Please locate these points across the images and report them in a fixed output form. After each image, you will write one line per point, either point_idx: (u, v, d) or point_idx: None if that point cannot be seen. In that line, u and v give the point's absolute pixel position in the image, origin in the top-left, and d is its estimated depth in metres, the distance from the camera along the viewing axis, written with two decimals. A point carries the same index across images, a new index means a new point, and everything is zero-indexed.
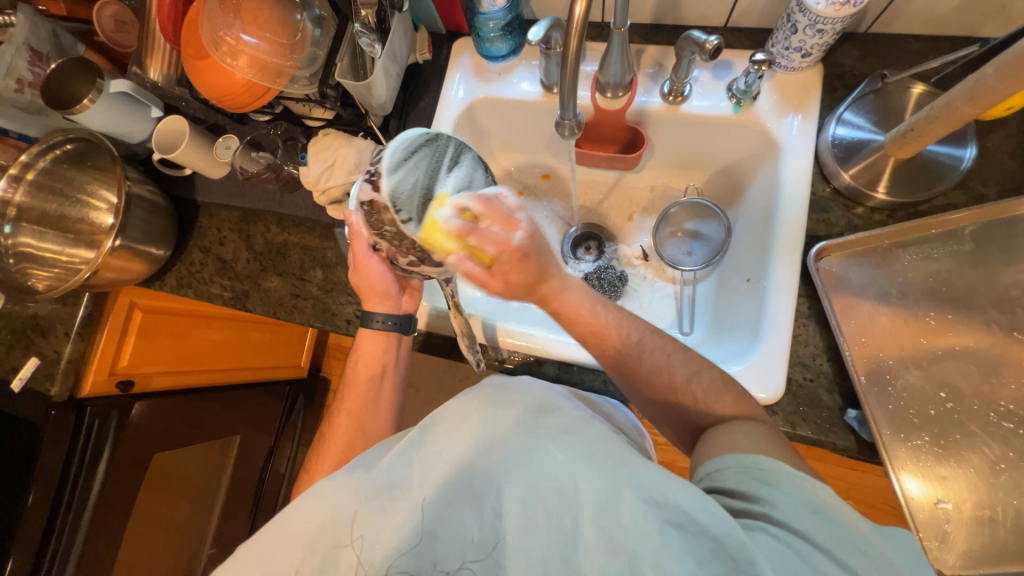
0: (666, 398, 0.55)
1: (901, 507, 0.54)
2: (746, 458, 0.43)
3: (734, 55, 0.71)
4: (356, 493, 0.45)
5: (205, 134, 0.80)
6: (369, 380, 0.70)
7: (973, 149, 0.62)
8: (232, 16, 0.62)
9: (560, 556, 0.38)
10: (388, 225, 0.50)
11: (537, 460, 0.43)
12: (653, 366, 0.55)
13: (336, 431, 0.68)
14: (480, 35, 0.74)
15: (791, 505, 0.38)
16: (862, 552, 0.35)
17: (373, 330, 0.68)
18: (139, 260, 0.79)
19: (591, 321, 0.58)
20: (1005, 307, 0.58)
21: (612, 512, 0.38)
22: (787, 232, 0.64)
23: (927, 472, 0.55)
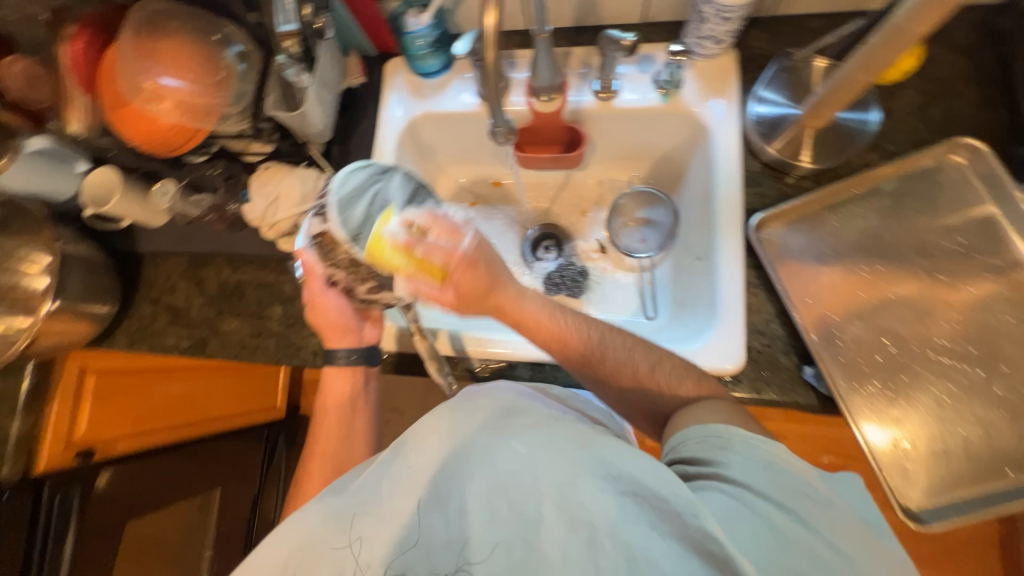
0: (633, 391, 0.57)
1: (865, 455, 0.58)
2: (706, 427, 0.48)
3: (656, 48, 0.74)
4: (333, 513, 0.46)
5: (138, 181, 0.76)
6: (340, 417, 0.70)
7: (877, 113, 0.67)
8: (149, 59, 0.61)
9: (523, 542, 0.41)
10: (341, 253, 0.50)
11: (500, 456, 0.45)
12: (611, 363, 0.57)
13: (311, 475, 0.67)
14: (410, 54, 0.75)
15: (741, 463, 0.44)
16: (803, 494, 0.41)
17: (338, 366, 0.69)
18: (83, 320, 0.75)
19: (551, 327, 0.58)
20: (926, 252, 0.63)
21: (571, 494, 0.41)
22: (726, 209, 0.67)
23: (883, 416, 0.59)
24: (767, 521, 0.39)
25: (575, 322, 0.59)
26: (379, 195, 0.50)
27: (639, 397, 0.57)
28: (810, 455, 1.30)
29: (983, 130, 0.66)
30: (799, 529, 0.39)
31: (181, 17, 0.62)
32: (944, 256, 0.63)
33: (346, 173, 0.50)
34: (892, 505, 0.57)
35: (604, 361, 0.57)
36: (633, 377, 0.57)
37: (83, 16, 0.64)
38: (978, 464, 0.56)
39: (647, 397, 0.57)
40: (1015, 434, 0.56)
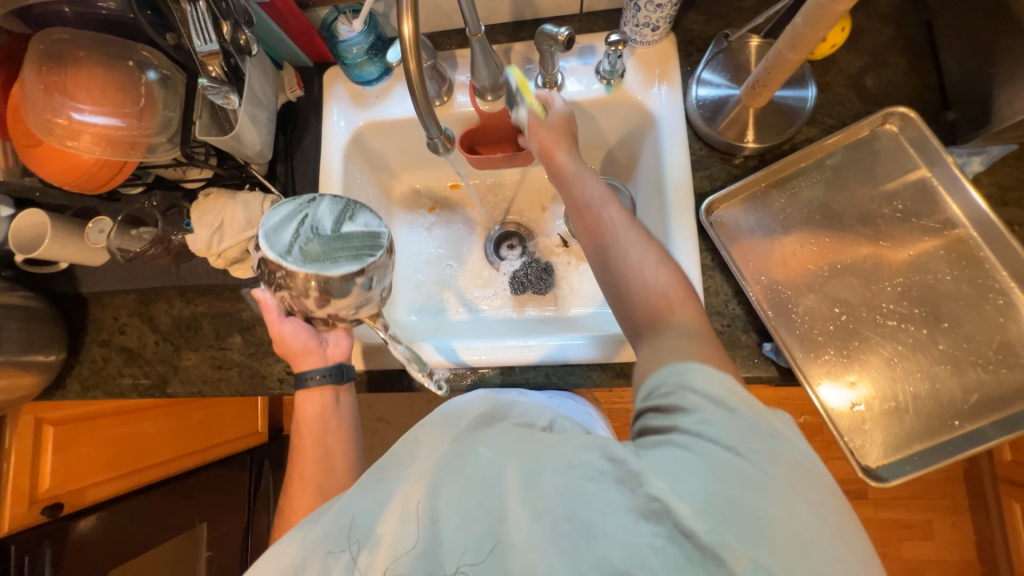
0: (630, 283, 0.53)
1: (822, 414, 0.60)
2: (676, 364, 0.45)
3: (595, 38, 0.74)
4: (303, 542, 0.45)
5: (71, 221, 0.72)
6: (315, 442, 0.63)
7: (814, 88, 0.68)
8: (59, 94, 0.56)
9: (492, 538, 0.40)
10: (277, 272, 0.53)
11: (467, 461, 0.44)
12: (623, 245, 0.55)
13: (294, 510, 0.61)
14: (346, 63, 0.72)
15: (701, 413, 0.41)
16: (755, 437, 0.39)
17: (311, 389, 0.64)
18: (27, 373, 0.71)
19: (590, 199, 0.59)
20: (868, 221, 0.65)
21: (535, 485, 0.41)
22: (677, 194, 0.68)
23: (836, 377, 0.61)
24: (710, 469, 0.37)
25: (603, 203, 0.58)
26: (308, 219, 0.55)
27: (626, 276, 0.53)
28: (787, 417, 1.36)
29: (913, 97, 0.68)
30: (738, 465, 0.37)
31: (88, 46, 0.58)
32: (884, 222, 0.65)
33: (277, 208, 0.56)
34: (853, 466, 0.59)
35: (619, 242, 0.55)
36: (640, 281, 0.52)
37: None
38: (929, 419, 0.59)
39: (642, 299, 0.52)
40: (960, 386, 0.59)
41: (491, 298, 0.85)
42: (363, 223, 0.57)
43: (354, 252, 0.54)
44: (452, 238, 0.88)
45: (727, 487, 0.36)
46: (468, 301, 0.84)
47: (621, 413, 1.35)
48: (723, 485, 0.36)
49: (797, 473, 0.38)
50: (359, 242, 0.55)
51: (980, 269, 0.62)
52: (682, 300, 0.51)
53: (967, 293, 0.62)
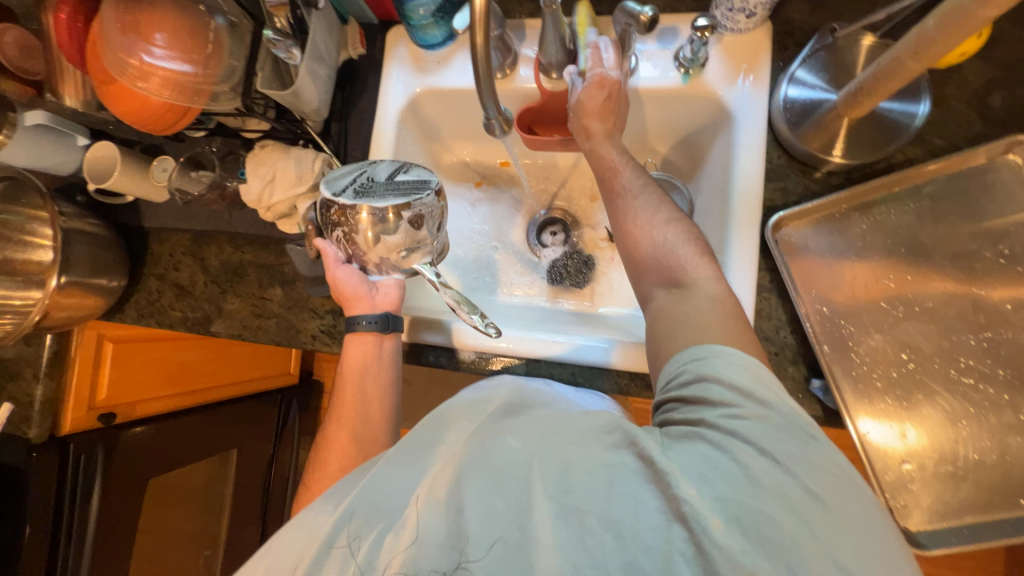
0: (640, 241, 0.57)
1: (859, 450, 0.56)
2: (706, 345, 0.46)
3: (679, 20, 0.67)
4: (330, 516, 0.45)
5: (138, 157, 0.76)
6: (356, 388, 0.66)
7: (928, 103, 0.59)
8: (132, 33, 0.57)
9: (517, 530, 0.39)
10: (335, 208, 0.58)
11: (493, 450, 0.43)
12: (634, 207, 0.59)
13: (329, 447, 0.64)
14: (412, 24, 0.69)
15: (726, 407, 0.41)
16: (788, 436, 0.38)
17: (359, 334, 0.66)
18: (92, 296, 0.77)
19: (615, 165, 0.62)
20: (962, 262, 0.58)
21: (563, 482, 0.40)
22: (743, 204, 0.62)
23: (881, 412, 0.56)
24: (744, 471, 0.37)
25: (620, 167, 0.62)
26: (366, 174, 0.61)
27: (641, 241, 0.57)
28: None
29: None
30: (778, 475, 0.36)
31: None
32: (982, 267, 0.57)
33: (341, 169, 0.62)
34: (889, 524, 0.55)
35: (629, 205, 0.59)
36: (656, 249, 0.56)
37: None
38: (989, 490, 0.53)
39: (650, 254, 0.56)
40: None
41: (527, 286, 0.83)
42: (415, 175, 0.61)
43: (402, 189, 0.58)
44: (494, 217, 0.86)
45: (759, 492, 0.36)
46: (502, 285, 0.83)
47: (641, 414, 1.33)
48: (752, 488, 0.36)
49: (832, 485, 0.37)
50: (408, 185, 0.59)
51: None
52: (698, 260, 0.54)
53: None
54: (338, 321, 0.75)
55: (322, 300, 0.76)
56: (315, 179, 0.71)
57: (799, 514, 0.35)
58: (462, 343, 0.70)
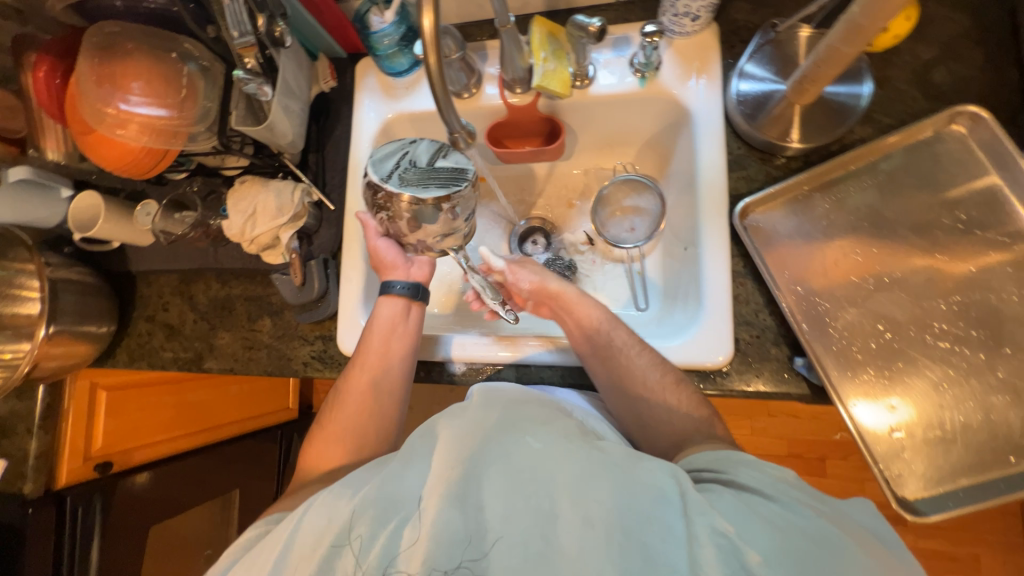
0: (653, 407, 0.60)
1: (854, 435, 0.56)
2: (721, 453, 0.49)
3: (630, 29, 0.70)
4: (349, 504, 0.45)
5: (121, 203, 0.77)
6: (382, 345, 0.66)
7: (871, 84, 0.62)
8: (108, 84, 0.60)
9: (541, 536, 0.40)
10: (382, 195, 0.55)
11: (516, 452, 0.45)
12: (637, 367, 0.62)
13: (350, 391, 0.66)
14: (378, 54, 0.72)
15: (754, 474, 0.45)
16: (817, 504, 0.41)
17: (392, 296, 0.68)
18: (82, 343, 0.77)
19: (597, 326, 0.65)
20: (924, 231, 0.60)
21: (590, 494, 0.41)
22: (709, 194, 0.65)
23: (872, 393, 0.57)
24: (771, 520, 0.39)
25: (613, 326, 0.65)
26: (410, 154, 0.56)
27: (630, 386, 0.61)
28: (822, 433, 1.29)
29: (987, 95, 0.61)
30: (806, 523, 0.39)
31: (135, 39, 0.61)
32: (943, 234, 0.59)
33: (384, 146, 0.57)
34: (887, 496, 0.55)
35: (632, 363, 0.62)
36: (641, 395, 0.61)
37: (43, 44, 0.64)
38: (979, 452, 0.54)
39: (666, 421, 0.59)
40: (1019, 419, 0.54)
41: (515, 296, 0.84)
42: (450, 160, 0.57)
43: (445, 179, 0.54)
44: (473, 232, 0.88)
45: (793, 538, 0.38)
46: None
47: None
48: (783, 533, 0.38)
49: (859, 535, 0.40)
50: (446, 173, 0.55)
51: None
52: (663, 388, 0.60)
53: None
54: (329, 345, 0.76)
55: (310, 326, 0.77)
56: (296, 209, 0.73)
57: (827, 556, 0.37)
58: (453, 357, 0.70)
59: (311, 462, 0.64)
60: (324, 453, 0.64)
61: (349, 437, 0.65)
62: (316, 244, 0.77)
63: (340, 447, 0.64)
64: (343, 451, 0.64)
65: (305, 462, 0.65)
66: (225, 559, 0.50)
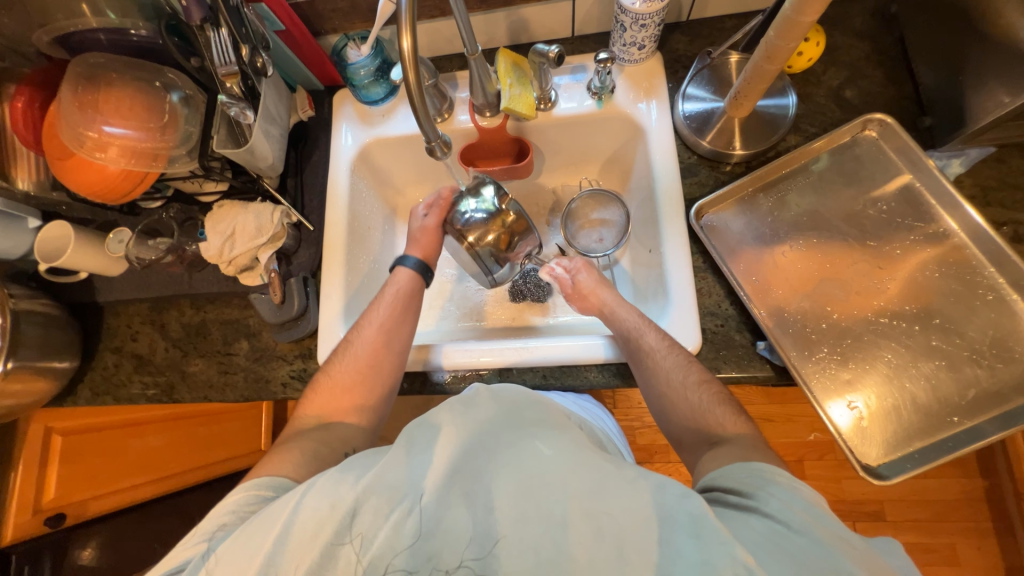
0: (676, 404, 0.61)
1: (834, 436, 0.59)
2: (750, 466, 0.49)
3: (586, 58, 0.78)
4: (352, 489, 0.44)
5: (91, 231, 0.76)
6: (399, 305, 0.72)
7: (794, 97, 0.71)
8: (90, 110, 0.61)
9: (551, 543, 0.39)
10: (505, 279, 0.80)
11: (524, 456, 0.44)
12: (665, 368, 0.61)
13: (360, 344, 0.68)
14: (354, 84, 0.77)
15: (791, 501, 0.44)
16: (849, 544, 0.40)
17: (409, 270, 0.75)
18: (41, 378, 0.73)
19: (633, 327, 0.67)
20: (855, 221, 0.67)
21: (601, 502, 0.41)
22: (668, 200, 0.71)
23: (836, 383, 0.61)
24: (799, 559, 0.38)
25: (643, 330, 0.66)
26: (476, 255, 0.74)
27: (664, 386, 0.61)
28: (797, 434, 1.33)
29: (891, 105, 0.71)
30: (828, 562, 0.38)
31: (120, 69, 0.63)
32: (871, 224, 0.67)
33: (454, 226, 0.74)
34: (854, 466, 0.58)
35: (659, 365, 0.62)
36: (674, 392, 0.61)
37: (24, 77, 0.66)
38: (927, 416, 0.59)
39: (688, 417, 0.60)
40: (956, 382, 0.59)
41: (494, 307, 0.87)
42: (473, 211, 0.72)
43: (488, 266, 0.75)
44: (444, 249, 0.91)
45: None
46: (477, 312, 0.87)
47: (627, 428, 1.33)
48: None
49: None
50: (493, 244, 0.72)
51: (969, 267, 0.63)
52: (697, 385, 0.60)
53: (957, 290, 0.62)
54: (309, 363, 0.75)
55: (289, 346, 0.77)
56: (275, 230, 0.74)
57: None
58: (439, 364, 0.72)
59: (310, 407, 0.65)
60: (328, 405, 0.65)
61: (355, 390, 0.66)
62: (295, 264, 0.78)
63: (342, 395, 0.65)
64: (350, 402, 0.65)
65: (306, 409, 0.65)
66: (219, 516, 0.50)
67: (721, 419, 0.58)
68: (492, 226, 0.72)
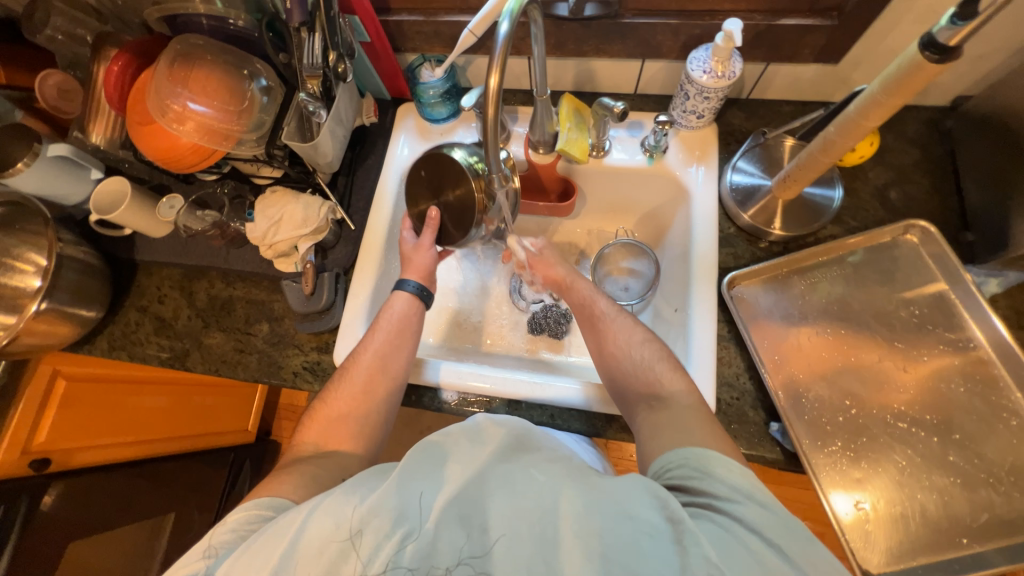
0: (621, 360, 0.64)
1: (831, 523, 0.59)
2: (688, 449, 0.50)
3: (644, 116, 0.81)
4: (355, 510, 0.43)
5: (147, 193, 0.80)
6: (398, 329, 0.69)
7: (841, 190, 0.73)
8: (178, 85, 0.65)
9: (543, 564, 0.40)
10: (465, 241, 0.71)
11: (520, 481, 0.45)
12: (613, 329, 0.66)
13: (356, 368, 0.66)
14: (421, 101, 0.81)
15: (734, 494, 0.45)
16: (792, 532, 0.43)
17: (406, 295, 0.71)
18: (67, 323, 0.75)
19: (585, 293, 0.71)
20: (885, 320, 0.68)
21: (592, 524, 0.41)
22: (701, 265, 0.72)
23: (845, 477, 0.60)
24: (753, 557, 0.40)
25: (596, 296, 0.70)
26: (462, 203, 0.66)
27: (614, 348, 0.65)
28: None
29: (934, 214, 0.73)
30: (780, 561, 0.40)
31: (214, 52, 0.67)
32: (900, 325, 0.67)
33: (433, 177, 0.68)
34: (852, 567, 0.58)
35: (608, 326, 0.67)
36: (619, 353, 0.64)
37: (125, 43, 0.70)
38: (935, 532, 0.58)
39: (630, 371, 0.62)
40: (969, 503, 0.58)
41: (511, 335, 0.88)
42: (457, 157, 0.65)
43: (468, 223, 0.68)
44: (477, 272, 0.92)
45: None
46: (492, 337, 0.88)
47: None
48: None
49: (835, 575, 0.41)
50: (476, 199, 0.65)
51: (995, 387, 0.63)
52: (640, 342, 0.64)
53: (980, 409, 0.62)
54: (324, 358, 0.76)
55: (308, 337, 0.78)
56: (319, 223, 0.76)
57: None
58: (444, 383, 0.72)
59: (311, 436, 0.62)
60: (327, 431, 0.62)
61: (351, 416, 0.63)
62: (330, 259, 0.80)
63: (336, 420, 0.63)
64: (346, 431, 0.62)
65: (304, 437, 0.63)
66: (223, 532, 0.50)
67: (667, 379, 0.60)
68: (474, 182, 0.65)
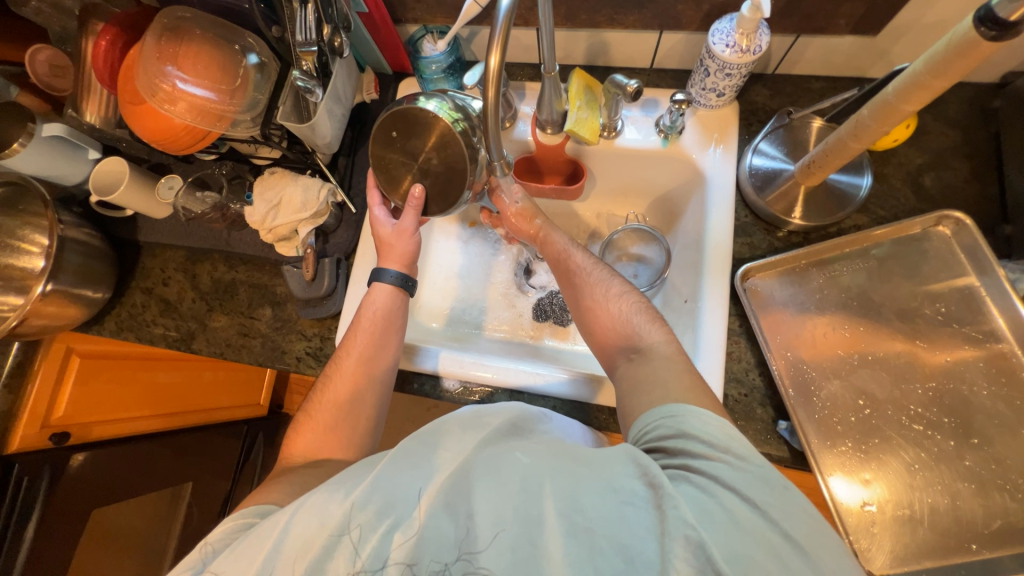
0: (599, 314, 0.62)
1: (829, 508, 0.58)
2: (664, 408, 0.49)
3: (660, 93, 0.76)
4: (342, 505, 0.44)
5: (147, 174, 0.78)
6: (377, 325, 0.67)
7: (870, 177, 0.68)
8: (167, 63, 0.62)
9: (527, 543, 0.40)
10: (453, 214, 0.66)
11: (504, 465, 0.44)
12: (590, 282, 0.65)
13: (339, 372, 0.65)
14: (423, 77, 0.76)
15: (708, 450, 0.44)
16: (769, 486, 0.41)
17: (387, 285, 0.69)
18: (75, 305, 0.75)
19: (561, 245, 0.70)
20: (907, 318, 0.64)
21: (575, 501, 0.41)
22: (714, 255, 0.69)
23: (852, 476, 0.59)
24: (729, 515, 0.39)
25: (571, 250, 0.69)
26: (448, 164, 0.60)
27: (591, 303, 0.63)
28: None
29: (971, 204, 0.68)
30: (759, 520, 0.39)
31: (203, 26, 0.64)
32: (924, 323, 0.64)
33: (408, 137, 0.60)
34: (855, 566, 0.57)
35: (585, 279, 0.65)
36: (596, 308, 0.63)
37: (111, 16, 0.67)
38: (943, 536, 0.56)
39: (608, 324, 0.61)
40: (982, 509, 0.56)
41: (514, 322, 0.86)
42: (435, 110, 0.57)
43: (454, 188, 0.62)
44: (481, 258, 0.90)
45: (749, 535, 0.38)
46: (496, 322, 0.86)
47: None
48: (747, 533, 0.38)
49: (815, 527, 0.39)
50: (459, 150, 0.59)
51: None
52: (616, 294, 0.63)
53: (1004, 413, 0.59)
54: (325, 344, 0.76)
55: (310, 322, 0.77)
56: (319, 207, 0.74)
57: (782, 559, 0.37)
58: (445, 372, 0.72)
59: (302, 446, 0.62)
60: (317, 441, 0.62)
61: (339, 423, 0.63)
62: (331, 243, 0.79)
63: (328, 426, 0.63)
64: (337, 437, 0.62)
65: (296, 447, 0.63)
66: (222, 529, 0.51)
67: (647, 332, 0.59)
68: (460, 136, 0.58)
